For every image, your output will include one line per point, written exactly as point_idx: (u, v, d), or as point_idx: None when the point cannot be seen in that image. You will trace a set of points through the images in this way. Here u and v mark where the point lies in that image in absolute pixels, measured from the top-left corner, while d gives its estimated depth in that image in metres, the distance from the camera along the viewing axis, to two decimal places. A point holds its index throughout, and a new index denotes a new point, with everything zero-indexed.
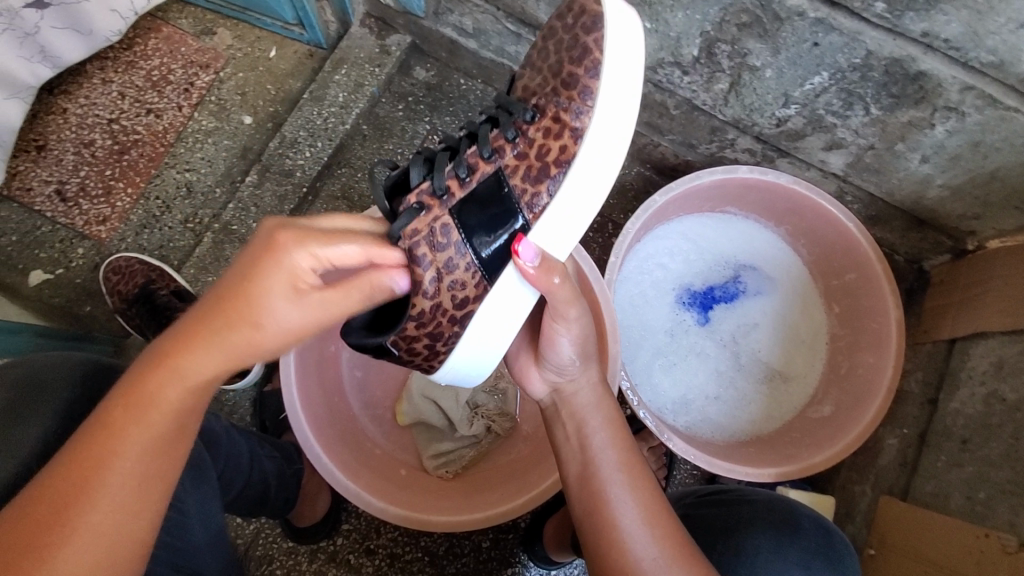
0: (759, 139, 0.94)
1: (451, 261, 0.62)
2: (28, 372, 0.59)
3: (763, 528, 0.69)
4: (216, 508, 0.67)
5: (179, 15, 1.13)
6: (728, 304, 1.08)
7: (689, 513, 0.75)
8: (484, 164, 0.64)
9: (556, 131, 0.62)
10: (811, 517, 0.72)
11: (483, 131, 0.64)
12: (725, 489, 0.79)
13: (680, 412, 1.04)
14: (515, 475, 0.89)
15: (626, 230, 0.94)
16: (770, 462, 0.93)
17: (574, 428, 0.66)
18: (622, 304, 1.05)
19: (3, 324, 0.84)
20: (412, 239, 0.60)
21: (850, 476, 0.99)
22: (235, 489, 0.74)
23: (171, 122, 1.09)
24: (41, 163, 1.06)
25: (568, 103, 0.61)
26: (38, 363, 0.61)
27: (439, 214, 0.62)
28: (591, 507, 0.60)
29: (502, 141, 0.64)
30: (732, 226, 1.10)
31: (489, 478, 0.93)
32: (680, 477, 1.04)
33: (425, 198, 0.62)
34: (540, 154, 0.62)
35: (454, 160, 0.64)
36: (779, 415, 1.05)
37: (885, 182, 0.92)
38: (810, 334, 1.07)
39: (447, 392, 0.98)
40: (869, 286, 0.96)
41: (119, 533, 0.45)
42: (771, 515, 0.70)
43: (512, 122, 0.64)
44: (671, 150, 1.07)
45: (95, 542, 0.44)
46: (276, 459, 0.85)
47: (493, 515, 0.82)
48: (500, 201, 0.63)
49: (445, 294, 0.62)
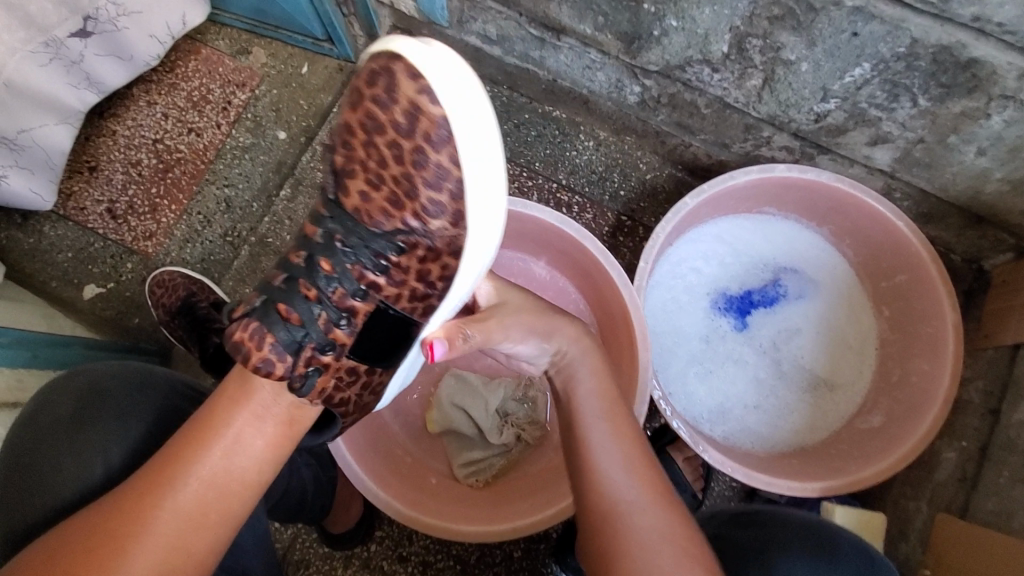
0: (798, 136, 0.90)
1: (367, 381, 0.65)
2: (94, 380, 0.64)
3: (800, 551, 0.66)
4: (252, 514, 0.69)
5: (217, 36, 1.17)
6: (768, 309, 1.03)
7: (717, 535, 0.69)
8: (362, 304, 0.63)
9: (433, 254, 0.62)
10: (851, 542, 0.68)
11: (339, 263, 0.62)
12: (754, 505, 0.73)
13: (718, 423, 0.98)
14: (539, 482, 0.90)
15: (656, 233, 0.91)
16: (816, 476, 0.88)
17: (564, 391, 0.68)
18: (654, 310, 1.00)
19: (56, 336, 0.88)
20: (321, 393, 0.61)
21: (904, 491, 0.92)
22: (275, 495, 0.75)
23: (210, 140, 1.13)
24: (93, 183, 1.11)
25: (422, 229, 0.61)
26: (99, 372, 0.66)
27: (337, 362, 0.62)
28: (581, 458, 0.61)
29: (368, 274, 0.62)
30: (770, 227, 1.05)
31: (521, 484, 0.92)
32: (718, 489, 0.99)
33: (314, 359, 0.61)
34: (421, 273, 0.63)
35: (319, 302, 0.62)
36: (825, 426, 0.99)
37: (937, 178, 0.86)
38: (857, 338, 1.02)
39: (477, 401, 0.97)
40: (924, 288, 0.90)
41: (194, 517, 0.55)
42: (811, 540, 0.67)
43: (370, 253, 0.62)
44: (703, 150, 1.04)
45: (179, 511, 0.54)
46: (312, 467, 0.87)
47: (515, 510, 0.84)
48: (390, 327, 0.64)
49: (368, 396, 0.66)
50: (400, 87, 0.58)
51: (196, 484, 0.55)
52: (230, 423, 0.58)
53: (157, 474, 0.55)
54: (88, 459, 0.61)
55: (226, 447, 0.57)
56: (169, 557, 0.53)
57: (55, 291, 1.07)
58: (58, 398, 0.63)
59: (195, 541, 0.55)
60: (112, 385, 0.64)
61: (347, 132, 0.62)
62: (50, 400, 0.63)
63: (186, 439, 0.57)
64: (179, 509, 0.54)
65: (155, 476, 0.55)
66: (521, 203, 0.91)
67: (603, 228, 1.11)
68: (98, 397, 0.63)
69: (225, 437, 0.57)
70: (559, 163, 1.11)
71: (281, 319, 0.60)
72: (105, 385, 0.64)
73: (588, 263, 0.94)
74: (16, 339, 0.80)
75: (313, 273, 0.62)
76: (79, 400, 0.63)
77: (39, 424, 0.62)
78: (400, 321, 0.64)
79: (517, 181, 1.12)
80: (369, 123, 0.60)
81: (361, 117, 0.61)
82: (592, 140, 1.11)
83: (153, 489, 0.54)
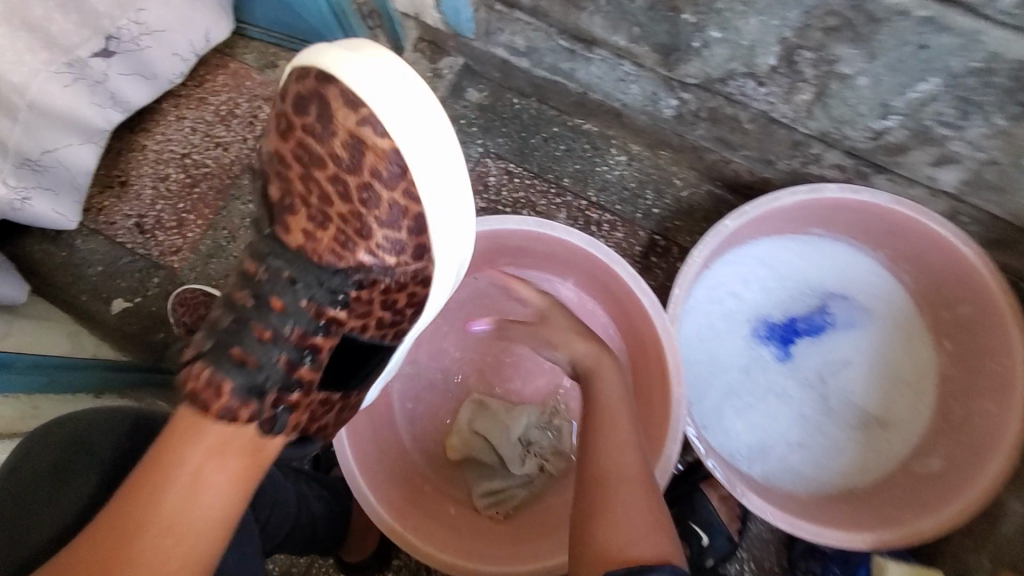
0: (851, 154, 0.83)
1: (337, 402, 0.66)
2: (80, 429, 0.60)
3: None
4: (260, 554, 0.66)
5: (245, 50, 1.17)
6: (814, 339, 0.95)
7: None
8: (323, 338, 0.61)
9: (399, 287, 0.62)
10: None
11: (296, 300, 0.60)
12: None
13: (757, 462, 0.91)
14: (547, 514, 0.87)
15: (692, 257, 0.85)
16: (866, 524, 0.80)
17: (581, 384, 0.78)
18: (689, 339, 0.93)
19: (70, 358, 0.85)
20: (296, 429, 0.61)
21: (964, 544, 0.84)
22: (284, 532, 0.72)
23: (237, 154, 1.13)
24: (123, 198, 1.12)
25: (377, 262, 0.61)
26: (88, 420, 0.62)
27: (307, 397, 0.62)
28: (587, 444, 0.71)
29: (329, 310, 0.61)
30: (817, 249, 0.97)
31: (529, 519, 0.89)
32: (757, 530, 0.93)
33: (283, 400, 0.59)
34: (387, 304, 0.63)
35: (277, 343, 0.59)
36: (876, 467, 0.91)
37: (1010, 202, 0.77)
38: (912, 372, 0.94)
39: (499, 427, 0.93)
40: (991, 320, 0.82)
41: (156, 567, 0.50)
42: None
43: (328, 290, 0.60)
44: (745, 167, 0.97)
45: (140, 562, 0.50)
46: (326, 499, 0.83)
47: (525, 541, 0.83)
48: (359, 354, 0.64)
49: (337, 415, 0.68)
50: (337, 117, 0.57)
51: (154, 531, 0.51)
52: (186, 461, 0.53)
53: (111, 525, 0.50)
54: (74, 507, 0.58)
55: (183, 488, 0.52)
56: None
57: (85, 306, 1.07)
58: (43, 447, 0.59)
59: None
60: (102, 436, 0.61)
61: (279, 163, 0.61)
62: (34, 450, 0.59)
63: (138, 483, 0.52)
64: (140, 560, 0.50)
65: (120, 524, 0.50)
66: (548, 225, 0.86)
67: (635, 248, 1.05)
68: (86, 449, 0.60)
69: (184, 476, 0.52)
70: (589, 179, 1.06)
71: (236, 364, 0.58)
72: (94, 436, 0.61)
73: (618, 288, 0.88)
74: (32, 364, 0.78)
75: (265, 313, 0.60)
76: (65, 451, 0.59)
77: (24, 472, 0.58)
78: (369, 345, 0.65)
79: (546, 199, 1.07)
80: (306, 156, 0.59)
81: (295, 148, 0.59)
82: (624, 155, 1.06)
83: (108, 542, 0.50)
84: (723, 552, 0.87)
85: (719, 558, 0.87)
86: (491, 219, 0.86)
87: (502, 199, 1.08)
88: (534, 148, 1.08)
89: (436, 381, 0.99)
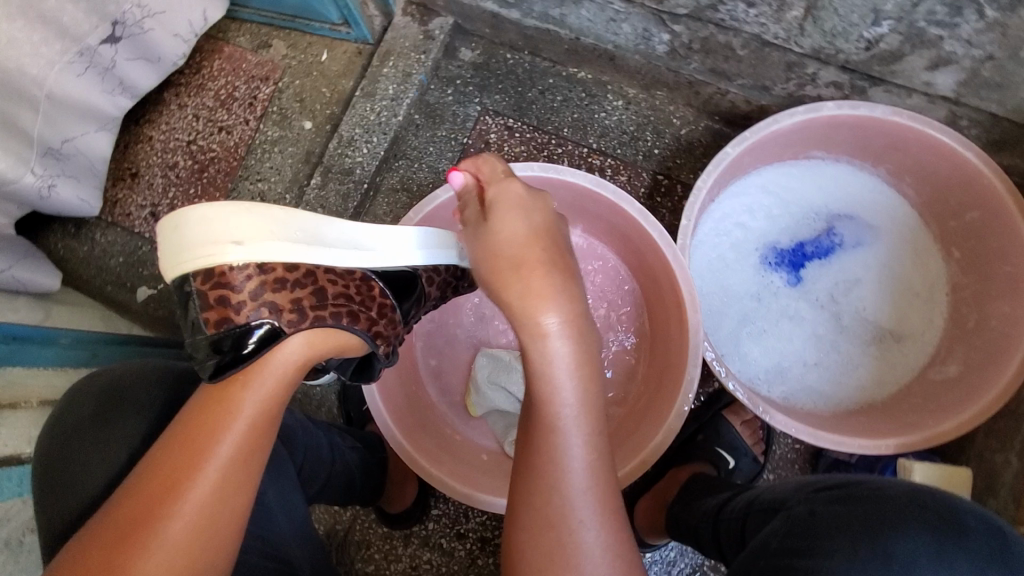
0: (847, 69, 0.83)
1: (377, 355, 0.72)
2: (106, 389, 0.60)
3: (915, 528, 0.49)
4: (288, 493, 0.62)
5: (237, 33, 1.18)
6: (823, 261, 0.96)
7: (816, 512, 0.53)
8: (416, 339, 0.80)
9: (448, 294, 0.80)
10: (978, 515, 0.50)
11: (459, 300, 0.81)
12: (857, 483, 0.55)
13: (776, 384, 0.93)
14: (569, 429, 0.54)
15: (697, 188, 0.85)
16: (888, 431, 0.81)
17: (495, 195, 0.60)
18: (700, 271, 0.95)
19: (75, 331, 0.83)
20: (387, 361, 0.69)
21: (990, 445, 0.83)
22: (318, 482, 0.72)
23: (240, 136, 1.15)
24: (136, 189, 1.14)
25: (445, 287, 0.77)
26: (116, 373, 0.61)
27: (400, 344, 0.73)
28: (492, 250, 0.58)
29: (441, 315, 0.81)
30: (821, 172, 0.98)
31: (534, 449, 0.54)
32: (782, 452, 0.94)
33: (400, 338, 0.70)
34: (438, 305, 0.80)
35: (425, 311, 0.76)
36: (895, 380, 0.92)
37: (1010, 99, 0.78)
38: (925, 285, 0.94)
39: (514, 376, 0.94)
40: (1000, 224, 0.83)
41: (222, 502, 0.50)
42: (924, 514, 0.49)
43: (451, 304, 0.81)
44: (742, 97, 0.98)
45: (201, 504, 0.49)
46: (358, 449, 0.82)
47: (596, 455, 0.54)
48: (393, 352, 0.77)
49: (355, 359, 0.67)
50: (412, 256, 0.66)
51: (214, 472, 0.50)
52: (238, 415, 0.52)
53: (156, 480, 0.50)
54: (115, 456, 0.57)
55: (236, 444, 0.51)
56: (189, 547, 0.48)
57: (111, 296, 1.11)
58: (82, 397, 0.59)
59: (232, 543, 0.51)
60: (131, 389, 0.60)
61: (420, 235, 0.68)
62: (76, 400, 0.60)
63: (181, 445, 0.51)
64: (196, 504, 0.49)
65: (203, 413, 0.52)
66: (552, 168, 0.87)
67: (639, 190, 1.06)
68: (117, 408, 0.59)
69: (270, 379, 0.54)
70: (588, 126, 1.07)
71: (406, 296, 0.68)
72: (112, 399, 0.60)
73: (626, 226, 0.91)
74: (77, 340, 0.82)
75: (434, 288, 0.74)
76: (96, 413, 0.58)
77: (66, 425, 0.59)
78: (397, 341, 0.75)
79: (546, 150, 1.08)
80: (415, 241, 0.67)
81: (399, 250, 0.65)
82: (621, 99, 1.07)
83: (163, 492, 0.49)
84: (749, 473, 0.91)
85: (746, 477, 0.91)
86: None
87: (505, 153, 1.09)
88: (531, 101, 1.09)
89: (456, 336, 1.01)
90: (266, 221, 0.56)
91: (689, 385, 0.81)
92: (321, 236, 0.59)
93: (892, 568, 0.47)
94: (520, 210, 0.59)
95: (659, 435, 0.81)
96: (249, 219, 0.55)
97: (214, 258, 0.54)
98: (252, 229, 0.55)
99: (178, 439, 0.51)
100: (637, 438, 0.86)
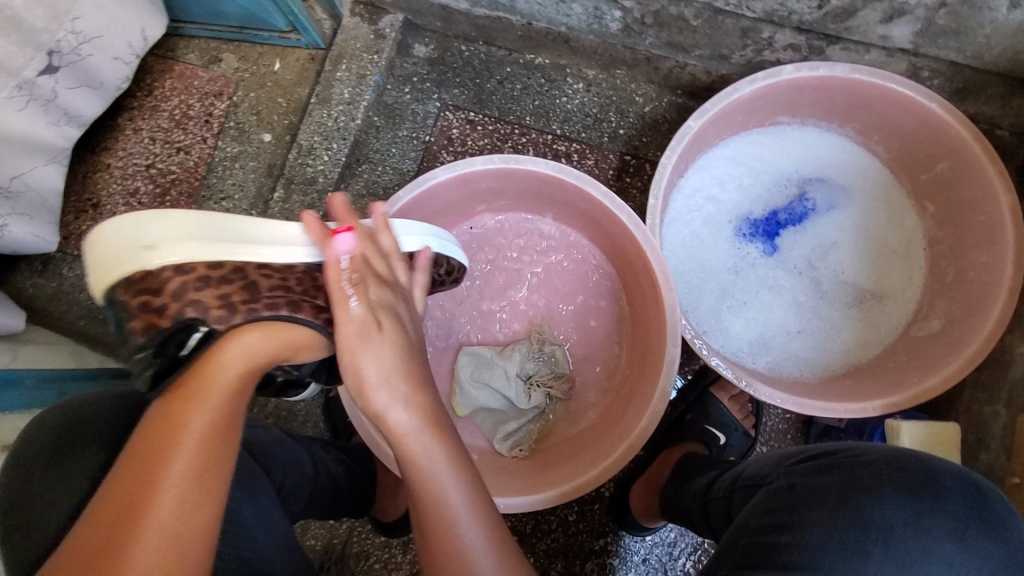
0: (802, 30, 0.82)
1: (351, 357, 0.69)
2: (63, 427, 0.58)
3: (893, 494, 0.48)
4: (265, 514, 0.61)
5: (186, 50, 1.16)
6: (798, 227, 0.95)
7: (795, 485, 0.53)
8: None
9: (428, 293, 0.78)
10: (953, 474, 0.49)
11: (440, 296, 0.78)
12: (840, 450, 0.54)
13: (760, 356, 0.92)
14: (469, 533, 0.51)
15: (662, 165, 0.83)
16: (874, 393, 0.81)
17: (377, 298, 0.55)
18: (675, 250, 0.93)
19: (38, 372, 0.81)
20: None
21: (977, 397, 0.83)
22: (301, 499, 0.70)
23: (199, 155, 1.12)
24: (99, 220, 1.12)
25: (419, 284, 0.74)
26: (71, 407, 0.59)
27: None
28: (368, 362, 0.53)
29: None
30: (788, 137, 0.96)
31: (440, 566, 0.51)
32: (772, 423, 0.94)
33: None
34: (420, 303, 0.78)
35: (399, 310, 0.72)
36: (880, 340, 0.91)
37: (969, 45, 0.77)
38: (902, 242, 0.93)
39: (496, 372, 0.93)
40: (969, 173, 0.82)
41: (188, 523, 0.47)
42: (900, 477, 0.49)
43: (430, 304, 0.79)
44: (702, 68, 0.96)
45: (164, 526, 0.46)
46: (344, 461, 0.81)
47: (503, 547, 0.52)
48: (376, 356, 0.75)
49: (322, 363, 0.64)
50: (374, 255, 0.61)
51: (174, 492, 0.47)
52: (191, 430, 0.49)
53: (111, 509, 0.46)
54: (81, 489, 0.56)
55: (194, 461, 0.49)
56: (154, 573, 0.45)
57: (85, 330, 1.09)
58: (41, 431, 0.58)
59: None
60: (90, 423, 0.58)
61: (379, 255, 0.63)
62: (31, 440, 0.58)
63: (136, 470, 0.48)
64: (158, 525, 0.46)
65: (154, 433, 0.49)
66: (513, 158, 0.86)
67: (608, 172, 1.04)
68: (75, 442, 0.57)
69: (217, 389, 0.52)
70: (551, 113, 1.05)
71: None
72: (71, 434, 0.58)
73: (595, 211, 0.89)
74: (39, 381, 0.80)
75: None
76: (56, 450, 0.57)
77: (26, 460, 0.57)
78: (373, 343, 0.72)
79: (510, 140, 1.06)
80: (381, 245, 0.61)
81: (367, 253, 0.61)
82: (581, 82, 1.05)
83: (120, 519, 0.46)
84: (741, 448, 0.90)
85: (738, 453, 0.91)
86: (458, 163, 0.85)
87: (469, 147, 1.07)
88: (490, 92, 1.07)
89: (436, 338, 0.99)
90: (194, 224, 0.56)
91: (671, 366, 0.80)
92: (249, 233, 0.58)
93: (874, 536, 0.47)
94: (397, 317, 0.56)
95: (645, 417, 0.80)
96: (176, 223, 0.55)
97: (138, 263, 0.54)
98: (176, 233, 0.55)
99: (129, 465, 0.48)
100: (624, 423, 0.85)
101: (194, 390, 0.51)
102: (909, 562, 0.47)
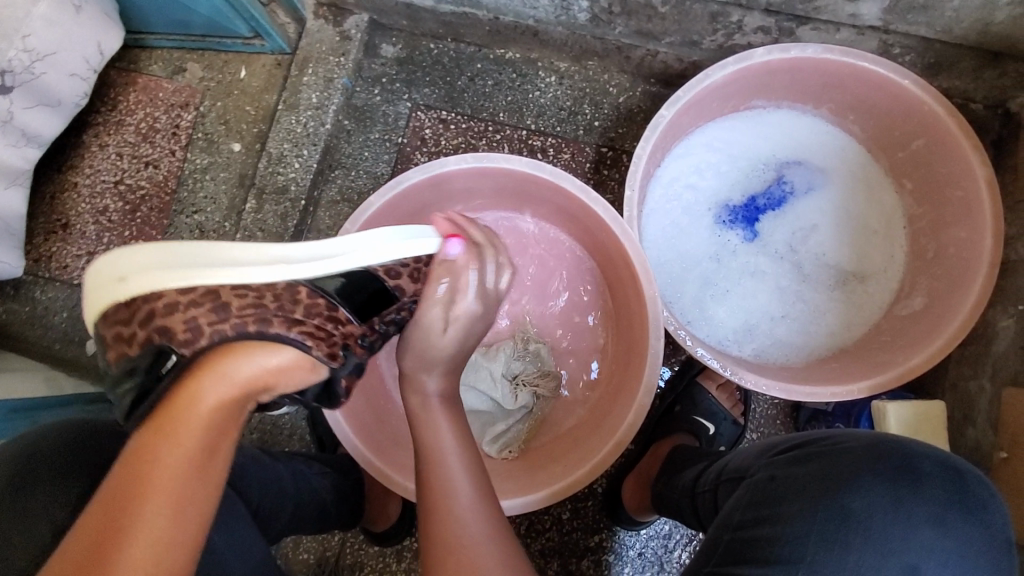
0: (771, 11, 0.81)
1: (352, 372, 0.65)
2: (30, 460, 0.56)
3: (873, 481, 0.48)
4: (246, 536, 0.60)
5: (149, 61, 1.13)
6: (777, 211, 0.94)
7: (775, 476, 0.52)
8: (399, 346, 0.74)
9: None
10: (933, 458, 0.49)
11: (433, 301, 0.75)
12: (823, 437, 0.54)
13: (746, 343, 0.91)
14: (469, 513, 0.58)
15: (636, 157, 0.81)
16: (859, 374, 0.80)
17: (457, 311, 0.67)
18: (655, 241, 0.92)
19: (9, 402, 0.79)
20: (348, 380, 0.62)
21: (961, 372, 0.83)
22: (285, 516, 0.69)
23: (169, 169, 1.10)
24: (69, 240, 1.10)
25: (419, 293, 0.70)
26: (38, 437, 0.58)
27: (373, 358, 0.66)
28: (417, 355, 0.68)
29: None
30: (763, 121, 0.95)
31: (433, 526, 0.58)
32: (761, 409, 0.93)
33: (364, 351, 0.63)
34: None
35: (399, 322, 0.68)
36: (864, 320, 0.91)
37: (937, 20, 0.76)
38: (882, 221, 0.93)
39: (481, 374, 0.91)
40: (944, 149, 0.82)
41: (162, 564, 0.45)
42: (880, 466, 0.48)
43: None
44: (673, 55, 0.95)
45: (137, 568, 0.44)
46: (330, 474, 0.80)
47: (494, 511, 0.60)
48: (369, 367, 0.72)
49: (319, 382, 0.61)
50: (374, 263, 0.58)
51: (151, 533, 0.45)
52: (169, 467, 0.47)
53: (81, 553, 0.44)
54: (51, 522, 0.54)
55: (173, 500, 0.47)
56: None
57: (61, 354, 1.06)
58: None
59: None
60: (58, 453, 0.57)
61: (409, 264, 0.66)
62: None
63: (109, 511, 0.45)
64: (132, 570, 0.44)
65: (129, 471, 0.47)
66: (486, 156, 0.84)
67: (585, 166, 1.03)
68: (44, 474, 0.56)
69: (197, 423, 0.49)
70: (524, 108, 1.04)
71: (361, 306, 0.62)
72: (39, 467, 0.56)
73: (573, 205, 0.88)
74: (10, 411, 0.78)
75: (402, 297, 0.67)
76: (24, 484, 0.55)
77: None
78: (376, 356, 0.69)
79: (485, 138, 1.04)
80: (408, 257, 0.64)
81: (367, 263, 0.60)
82: (553, 75, 1.04)
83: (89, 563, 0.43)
84: (730, 437, 0.90)
85: (728, 442, 0.90)
86: (430, 165, 0.83)
87: (443, 147, 1.05)
88: (461, 90, 1.05)
89: None
90: (163, 254, 0.52)
91: (655, 359, 0.79)
92: (228, 256, 0.53)
93: (852, 523, 0.47)
94: (467, 328, 0.69)
95: (632, 411, 0.80)
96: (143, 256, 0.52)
97: (115, 299, 0.52)
98: (145, 265, 0.52)
99: (101, 505, 0.46)
100: (612, 419, 0.84)
101: (173, 424, 0.49)
102: (888, 550, 0.46)
